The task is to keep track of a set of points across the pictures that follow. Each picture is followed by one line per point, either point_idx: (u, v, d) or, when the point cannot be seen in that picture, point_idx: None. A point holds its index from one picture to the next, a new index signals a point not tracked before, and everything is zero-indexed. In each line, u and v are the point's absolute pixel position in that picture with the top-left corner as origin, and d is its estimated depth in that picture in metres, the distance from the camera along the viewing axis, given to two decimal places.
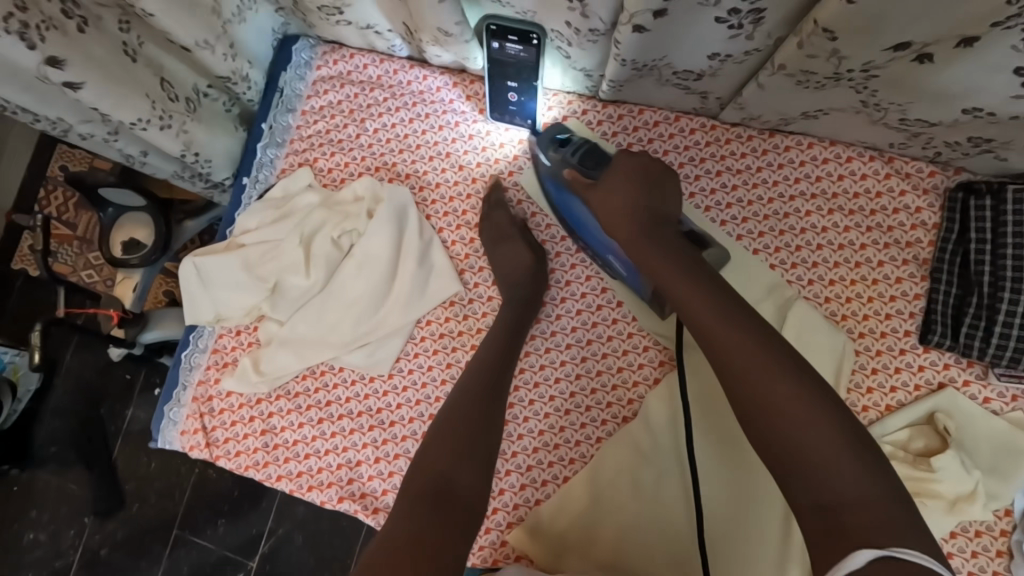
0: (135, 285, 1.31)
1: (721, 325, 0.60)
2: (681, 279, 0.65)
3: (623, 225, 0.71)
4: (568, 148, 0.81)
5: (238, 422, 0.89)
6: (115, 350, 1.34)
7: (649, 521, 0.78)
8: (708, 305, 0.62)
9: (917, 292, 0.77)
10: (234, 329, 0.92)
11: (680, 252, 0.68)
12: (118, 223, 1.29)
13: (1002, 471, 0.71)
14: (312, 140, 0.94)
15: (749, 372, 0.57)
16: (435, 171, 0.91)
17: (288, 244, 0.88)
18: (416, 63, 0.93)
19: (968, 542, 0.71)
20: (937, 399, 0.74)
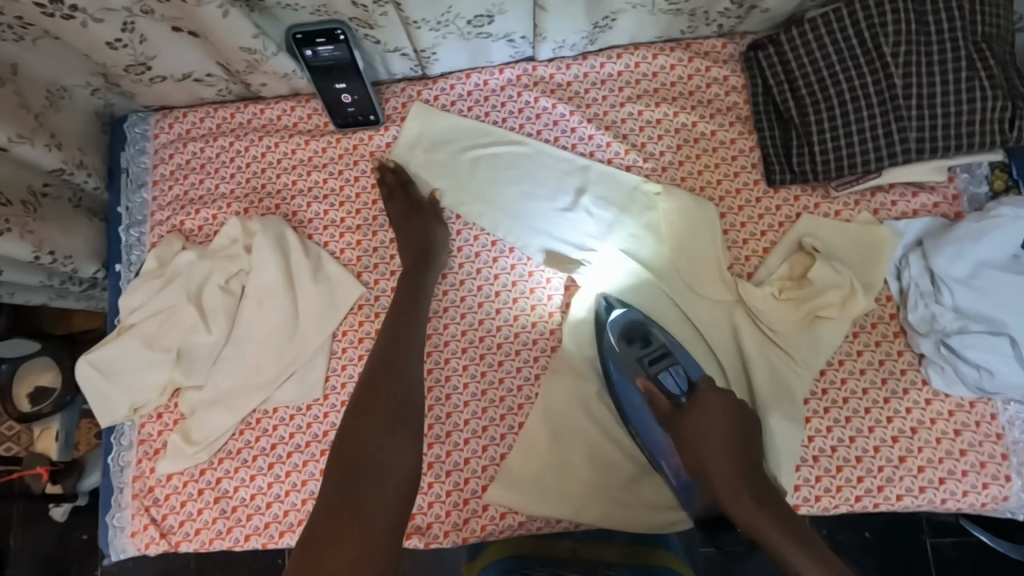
0: (56, 435, 1.22)
1: (719, 473, 0.71)
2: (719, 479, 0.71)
3: (686, 457, 0.75)
4: (646, 350, 0.80)
5: (188, 501, 0.85)
6: (58, 510, 1.26)
7: (608, 434, 0.84)
8: (726, 474, 0.71)
9: (751, 146, 0.86)
10: (155, 413, 0.89)
11: (738, 459, 0.72)
12: (19, 377, 1.21)
13: (871, 263, 0.79)
14: (173, 205, 0.94)
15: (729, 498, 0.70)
16: (302, 192, 0.93)
17: (177, 307, 0.86)
18: (249, 101, 0.95)
19: (870, 336, 0.80)
20: (802, 227, 0.82)
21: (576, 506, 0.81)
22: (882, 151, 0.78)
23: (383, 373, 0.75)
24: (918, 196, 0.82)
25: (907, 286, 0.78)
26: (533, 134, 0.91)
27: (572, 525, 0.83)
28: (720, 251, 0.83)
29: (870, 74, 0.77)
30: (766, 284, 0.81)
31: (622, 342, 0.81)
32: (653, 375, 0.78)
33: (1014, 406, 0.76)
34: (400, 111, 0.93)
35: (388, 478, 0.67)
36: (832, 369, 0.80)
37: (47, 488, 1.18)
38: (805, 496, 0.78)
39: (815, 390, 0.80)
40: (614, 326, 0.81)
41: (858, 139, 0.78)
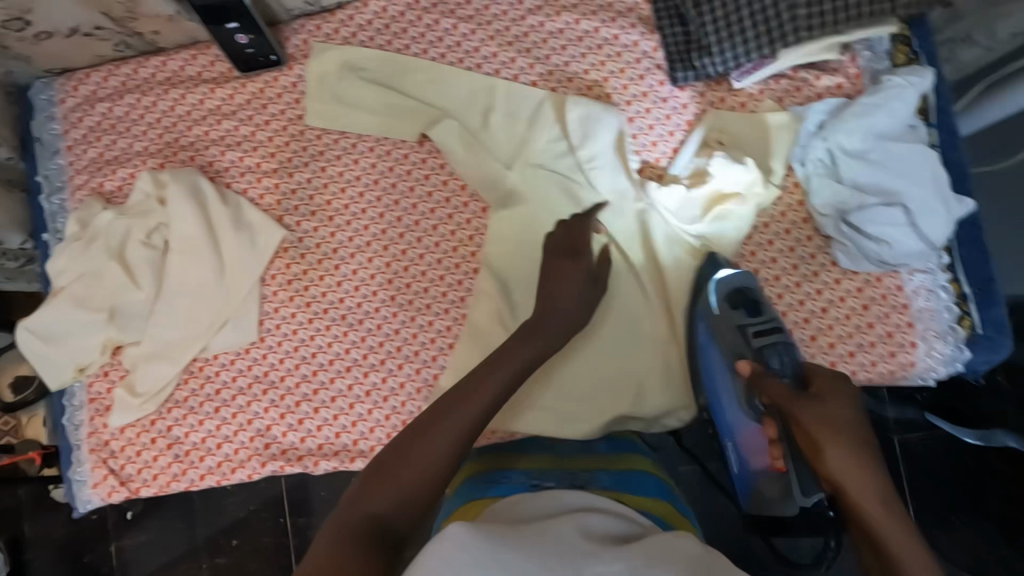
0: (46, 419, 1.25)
1: (858, 471, 0.62)
2: (853, 468, 0.63)
3: (818, 439, 0.64)
4: (749, 318, 0.78)
5: (143, 450, 0.89)
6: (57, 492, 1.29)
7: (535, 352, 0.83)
8: (865, 483, 0.62)
9: (654, 47, 0.85)
10: (102, 372, 0.92)
11: (867, 457, 0.63)
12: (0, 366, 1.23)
13: (773, 150, 0.80)
14: (89, 168, 0.94)
15: (866, 504, 0.61)
16: (215, 142, 0.93)
17: (102, 266, 0.87)
18: (151, 55, 0.94)
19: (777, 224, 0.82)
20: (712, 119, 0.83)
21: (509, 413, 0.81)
22: (775, 32, 0.77)
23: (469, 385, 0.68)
24: (821, 79, 0.81)
25: (810, 170, 0.79)
26: (438, 59, 0.89)
27: (506, 433, 0.83)
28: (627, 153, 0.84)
29: None
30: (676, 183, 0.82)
31: (727, 300, 0.79)
32: (756, 352, 0.76)
33: (919, 275, 0.78)
34: (302, 49, 0.91)
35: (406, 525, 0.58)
36: (743, 260, 0.82)
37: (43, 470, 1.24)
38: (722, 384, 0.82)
39: (727, 283, 0.82)
40: (713, 288, 0.79)
41: (751, 24, 0.78)
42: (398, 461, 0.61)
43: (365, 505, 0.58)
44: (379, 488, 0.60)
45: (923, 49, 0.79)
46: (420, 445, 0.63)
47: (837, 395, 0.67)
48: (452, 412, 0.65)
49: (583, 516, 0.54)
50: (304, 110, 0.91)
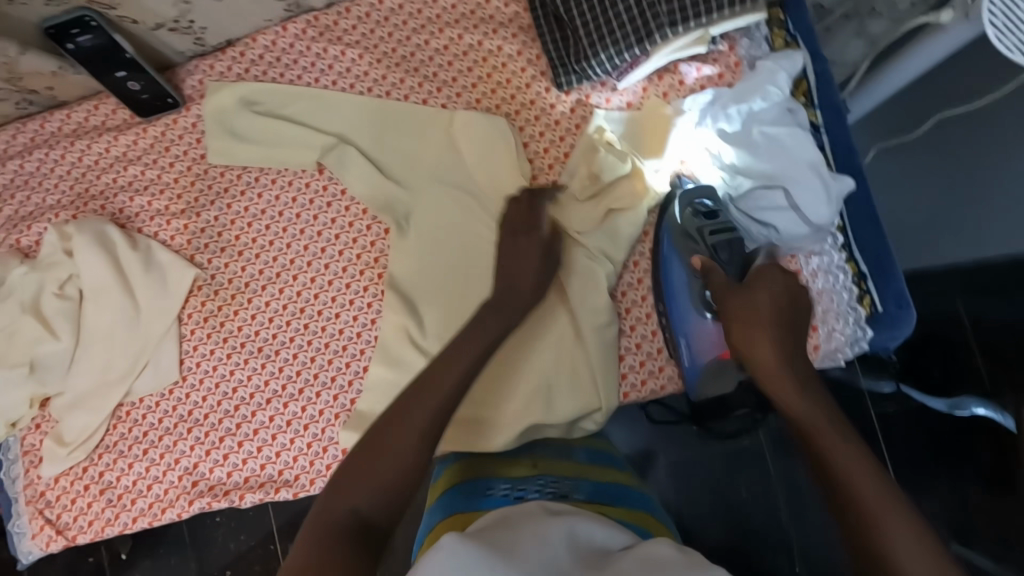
0: None
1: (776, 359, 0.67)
2: (770, 355, 0.67)
3: (743, 332, 0.69)
4: (708, 221, 0.74)
5: (77, 498, 0.90)
6: None
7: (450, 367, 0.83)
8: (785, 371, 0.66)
9: (538, 54, 0.86)
10: (33, 425, 0.93)
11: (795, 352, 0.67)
12: None
13: (655, 147, 0.80)
14: (6, 225, 0.96)
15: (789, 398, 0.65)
16: (124, 188, 0.94)
17: (18, 322, 0.88)
18: (54, 109, 0.95)
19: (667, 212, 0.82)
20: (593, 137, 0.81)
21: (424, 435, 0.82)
22: (640, 32, 0.77)
23: (442, 362, 0.69)
24: (702, 71, 0.81)
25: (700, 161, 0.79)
26: (330, 86, 0.90)
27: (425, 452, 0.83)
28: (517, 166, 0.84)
29: None
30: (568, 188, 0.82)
31: (692, 204, 0.75)
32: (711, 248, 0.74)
33: (815, 258, 0.77)
34: (198, 89, 0.92)
35: (385, 519, 0.60)
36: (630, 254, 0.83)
37: None
38: (632, 383, 0.81)
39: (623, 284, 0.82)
40: (681, 196, 0.76)
41: (618, 27, 0.78)
42: (369, 447, 0.63)
43: (343, 503, 0.59)
44: (358, 481, 0.61)
45: (800, 32, 0.79)
46: (394, 441, 0.63)
47: (766, 283, 0.70)
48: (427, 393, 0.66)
49: (574, 527, 0.54)
50: (205, 149, 0.92)
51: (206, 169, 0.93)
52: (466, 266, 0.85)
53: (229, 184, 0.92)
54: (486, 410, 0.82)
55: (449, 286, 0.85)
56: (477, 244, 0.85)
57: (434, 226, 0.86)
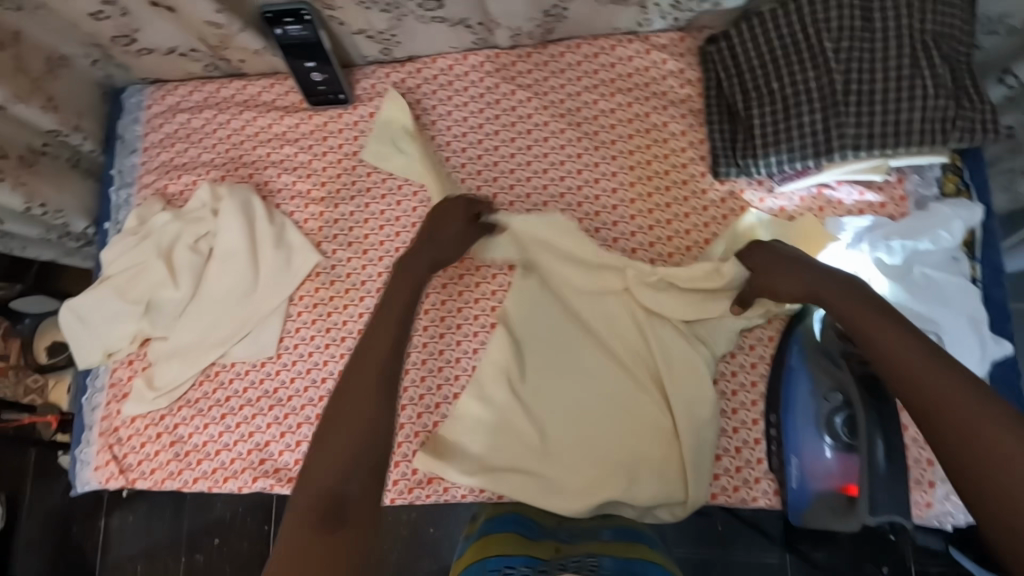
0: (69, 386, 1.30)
1: (830, 287, 0.65)
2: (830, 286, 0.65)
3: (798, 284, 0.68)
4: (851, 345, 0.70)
5: (147, 442, 0.92)
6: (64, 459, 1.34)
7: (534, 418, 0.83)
8: (845, 296, 0.63)
9: (701, 139, 0.88)
10: (126, 360, 0.96)
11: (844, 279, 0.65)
12: (40, 329, 1.30)
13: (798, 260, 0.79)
14: (159, 170, 1.02)
15: (849, 316, 0.62)
16: (275, 164, 0.99)
17: (149, 262, 0.93)
18: (233, 77, 1.02)
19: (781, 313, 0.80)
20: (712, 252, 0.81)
21: (492, 481, 0.81)
22: (820, 144, 0.76)
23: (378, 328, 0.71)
24: (864, 195, 0.81)
25: None
26: (492, 120, 0.94)
27: (495, 495, 0.84)
28: None
29: (812, 70, 0.76)
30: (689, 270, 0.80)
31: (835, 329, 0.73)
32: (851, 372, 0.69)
33: None
34: (369, 92, 0.97)
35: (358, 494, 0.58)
36: (741, 353, 0.81)
37: (57, 434, 1.30)
38: (724, 486, 0.79)
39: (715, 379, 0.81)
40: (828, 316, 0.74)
41: (798, 134, 0.77)
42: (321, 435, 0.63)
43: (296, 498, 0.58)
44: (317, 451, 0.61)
45: (974, 183, 0.79)
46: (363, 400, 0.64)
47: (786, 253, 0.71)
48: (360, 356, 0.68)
49: None
50: (361, 148, 0.97)
51: (355, 166, 0.97)
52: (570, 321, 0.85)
53: (373, 186, 0.96)
54: (562, 470, 0.80)
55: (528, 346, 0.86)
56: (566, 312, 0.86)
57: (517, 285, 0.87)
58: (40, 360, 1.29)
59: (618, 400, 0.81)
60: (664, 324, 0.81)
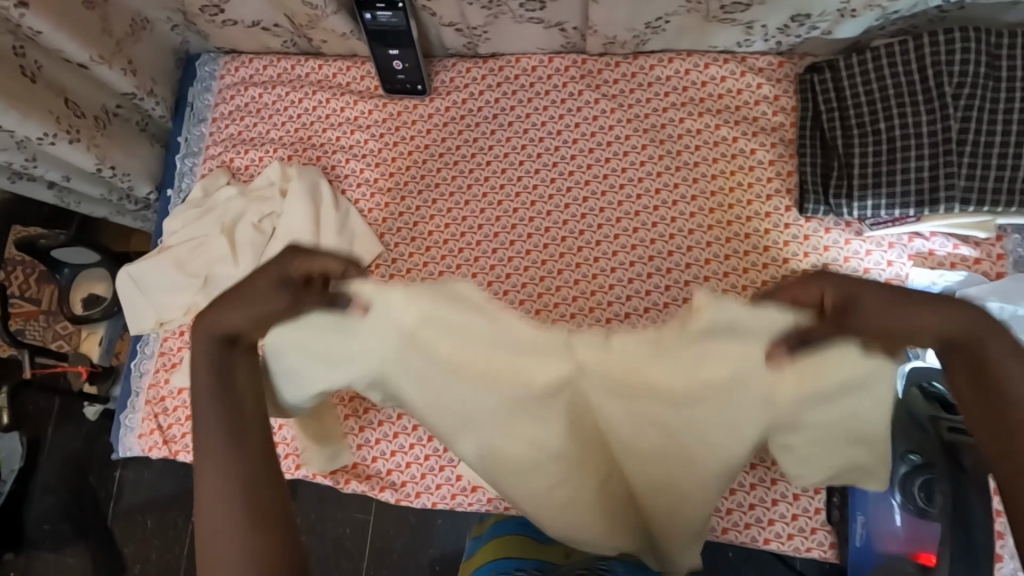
0: (101, 339, 1.30)
1: (875, 316, 0.45)
2: (868, 301, 0.45)
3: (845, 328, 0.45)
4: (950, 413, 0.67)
5: (192, 416, 0.92)
6: (90, 408, 1.34)
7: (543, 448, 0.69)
8: (876, 320, 0.45)
9: (789, 171, 0.84)
10: (178, 331, 0.96)
11: (905, 300, 0.45)
12: (78, 281, 1.29)
13: None
14: (226, 143, 1.00)
15: (886, 325, 0.45)
16: (343, 149, 0.97)
17: (212, 236, 0.92)
18: (310, 56, 1.00)
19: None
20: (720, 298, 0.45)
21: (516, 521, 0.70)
22: (925, 193, 0.73)
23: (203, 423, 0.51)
24: (959, 249, 0.78)
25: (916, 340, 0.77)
26: (572, 128, 0.91)
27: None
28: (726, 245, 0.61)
29: (926, 113, 0.73)
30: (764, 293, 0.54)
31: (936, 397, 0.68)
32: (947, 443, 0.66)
33: None
34: (447, 85, 0.95)
35: None
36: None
37: (86, 386, 1.30)
38: (735, 521, 0.74)
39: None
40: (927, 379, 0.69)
41: (901, 180, 0.74)
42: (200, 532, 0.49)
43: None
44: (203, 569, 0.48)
45: None
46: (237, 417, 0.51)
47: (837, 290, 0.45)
48: (204, 455, 0.50)
49: None
50: (433, 142, 0.95)
51: (425, 160, 0.95)
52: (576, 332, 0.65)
53: (443, 183, 0.93)
54: (597, 515, 0.68)
55: (508, 457, 0.56)
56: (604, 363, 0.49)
57: (436, 320, 0.65)
58: (76, 311, 1.29)
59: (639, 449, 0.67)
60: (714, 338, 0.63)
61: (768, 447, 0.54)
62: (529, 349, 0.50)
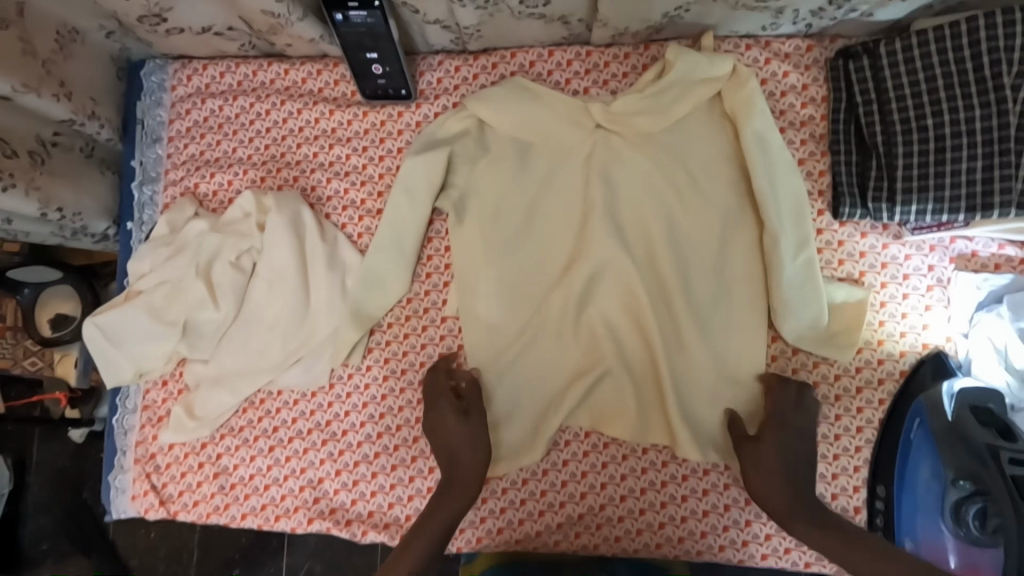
0: (76, 361, 1.19)
1: (695, 127, 0.78)
2: (704, 131, 0.78)
3: (680, 140, 0.78)
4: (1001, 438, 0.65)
5: (188, 473, 0.85)
6: (75, 432, 1.24)
7: (559, 275, 0.81)
8: (703, 131, 0.78)
9: (821, 170, 0.76)
10: (160, 380, 0.88)
11: (697, 122, 0.78)
12: (42, 301, 1.16)
13: (846, 329, 0.74)
14: (187, 165, 0.89)
15: (714, 153, 0.78)
16: (323, 166, 0.87)
17: (185, 278, 0.82)
18: (273, 59, 0.88)
19: (896, 366, 0.74)
20: (696, 106, 0.77)
21: (513, 409, 0.79)
22: (977, 198, 0.66)
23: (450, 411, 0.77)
24: (1004, 249, 0.73)
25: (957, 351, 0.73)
26: None
27: (580, 434, 0.80)
28: (709, 139, 0.78)
29: (980, 107, 0.66)
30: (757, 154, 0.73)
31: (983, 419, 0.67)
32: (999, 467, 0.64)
33: None
34: (434, 88, 0.84)
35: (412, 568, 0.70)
36: (847, 415, 0.74)
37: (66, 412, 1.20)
38: (774, 546, 0.76)
39: None
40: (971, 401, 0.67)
41: (949, 182, 0.68)
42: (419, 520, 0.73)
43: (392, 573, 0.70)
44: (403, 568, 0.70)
45: None
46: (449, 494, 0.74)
47: (682, 138, 0.78)
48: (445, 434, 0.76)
49: None
50: None
51: None
52: (606, 214, 0.79)
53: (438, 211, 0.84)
54: (603, 396, 0.78)
55: (548, 303, 0.80)
56: (626, 172, 0.79)
57: (476, 130, 0.82)
58: (44, 333, 1.17)
59: (647, 330, 0.78)
60: (736, 233, 0.77)
61: (750, 315, 0.76)
62: (557, 124, 0.80)
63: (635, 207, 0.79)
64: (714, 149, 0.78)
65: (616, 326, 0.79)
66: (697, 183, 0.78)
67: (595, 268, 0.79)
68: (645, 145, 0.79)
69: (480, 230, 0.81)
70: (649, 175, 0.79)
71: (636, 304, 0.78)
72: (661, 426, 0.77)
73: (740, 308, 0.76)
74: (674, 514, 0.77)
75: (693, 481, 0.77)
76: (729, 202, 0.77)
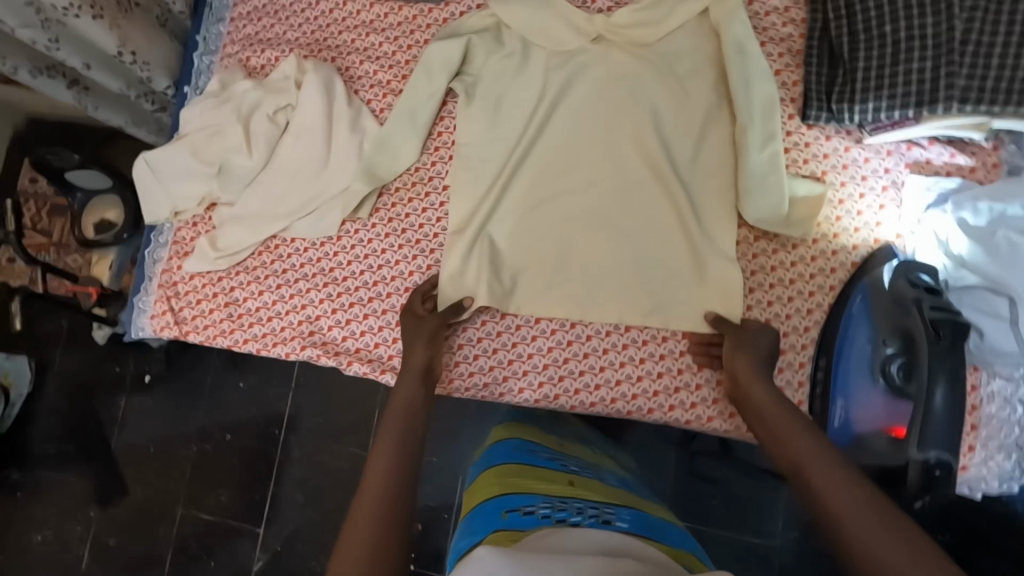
0: (110, 264, 1.25)
1: (684, 36, 0.88)
2: (692, 40, 0.88)
3: (669, 45, 0.88)
4: (929, 295, 0.70)
5: (203, 300, 0.96)
6: (99, 333, 1.32)
7: (551, 158, 0.89)
8: (691, 40, 0.88)
9: (794, 80, 0.85)
10: (191, 221, 0.99)
11: (686, 32, 0.88)
12: (90, 207, 1.27)
13: (806, 213, 0.80)
14: (242, 42, 1.02)
15: (699, 59, 0.87)
16: (358, 51, 0.99)
17: (227, 126, 0.95)
18: None
19: (849, 256, 0.81)
20: (685, 20, 0.88)
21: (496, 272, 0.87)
22: (924, 95, 0.75)
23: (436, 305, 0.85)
24: (955, 157, 0.81)
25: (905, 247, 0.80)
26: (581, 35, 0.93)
27: None
28: (695, 46, 0.88)
29: (932, 15, 0.75)
30: (735, 56, 0.83)
31: (916, 284, 0.72)
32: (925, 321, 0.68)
33: (999, 381, 0.74)
34: None
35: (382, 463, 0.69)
36: (800, 297, 0.80)
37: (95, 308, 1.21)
38: (720, 411, 0.82)
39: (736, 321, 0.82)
40: (904, 271, 0.73)
41: (902, 82, 0.76)
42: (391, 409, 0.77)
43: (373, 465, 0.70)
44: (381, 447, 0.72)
45: None
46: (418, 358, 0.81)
47: (671, 44, 0.88)
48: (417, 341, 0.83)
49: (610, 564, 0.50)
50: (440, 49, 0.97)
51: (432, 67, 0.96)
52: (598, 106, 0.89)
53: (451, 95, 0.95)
54: (578, 265, 0.86)
55: (539, 181, 0.89)
56: (618, 72, 0.89)
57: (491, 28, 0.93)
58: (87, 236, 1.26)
59: (624, 209, 0.86)
60: (711, 129, 0.86)
61: (718, 202, 0.84)
62: (562, 25, 0.90)
63: (625, 102, 0.88)
64: (697, 55, 0.88)
65: (602, 202, 0.87)
66: (681, 84, 0.87)
67: (583, 153, 0.89)
68: (638, 48, 0.89)
69: (484, 111, 0.91)
70: (639, 75, 0.89)
71: (616, 186, 0.87)
72: (630, 295, 0.84)
73: (711, 193, 0.85)
74: (631, 373, 0.85)
75: (651, 346, 0.85)
76: (708, 101, 0.86)
